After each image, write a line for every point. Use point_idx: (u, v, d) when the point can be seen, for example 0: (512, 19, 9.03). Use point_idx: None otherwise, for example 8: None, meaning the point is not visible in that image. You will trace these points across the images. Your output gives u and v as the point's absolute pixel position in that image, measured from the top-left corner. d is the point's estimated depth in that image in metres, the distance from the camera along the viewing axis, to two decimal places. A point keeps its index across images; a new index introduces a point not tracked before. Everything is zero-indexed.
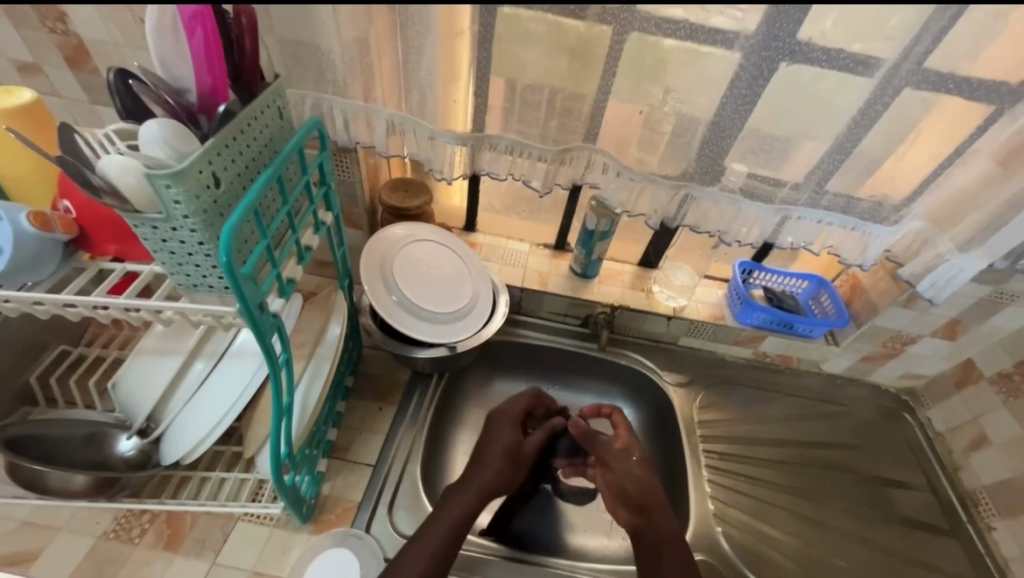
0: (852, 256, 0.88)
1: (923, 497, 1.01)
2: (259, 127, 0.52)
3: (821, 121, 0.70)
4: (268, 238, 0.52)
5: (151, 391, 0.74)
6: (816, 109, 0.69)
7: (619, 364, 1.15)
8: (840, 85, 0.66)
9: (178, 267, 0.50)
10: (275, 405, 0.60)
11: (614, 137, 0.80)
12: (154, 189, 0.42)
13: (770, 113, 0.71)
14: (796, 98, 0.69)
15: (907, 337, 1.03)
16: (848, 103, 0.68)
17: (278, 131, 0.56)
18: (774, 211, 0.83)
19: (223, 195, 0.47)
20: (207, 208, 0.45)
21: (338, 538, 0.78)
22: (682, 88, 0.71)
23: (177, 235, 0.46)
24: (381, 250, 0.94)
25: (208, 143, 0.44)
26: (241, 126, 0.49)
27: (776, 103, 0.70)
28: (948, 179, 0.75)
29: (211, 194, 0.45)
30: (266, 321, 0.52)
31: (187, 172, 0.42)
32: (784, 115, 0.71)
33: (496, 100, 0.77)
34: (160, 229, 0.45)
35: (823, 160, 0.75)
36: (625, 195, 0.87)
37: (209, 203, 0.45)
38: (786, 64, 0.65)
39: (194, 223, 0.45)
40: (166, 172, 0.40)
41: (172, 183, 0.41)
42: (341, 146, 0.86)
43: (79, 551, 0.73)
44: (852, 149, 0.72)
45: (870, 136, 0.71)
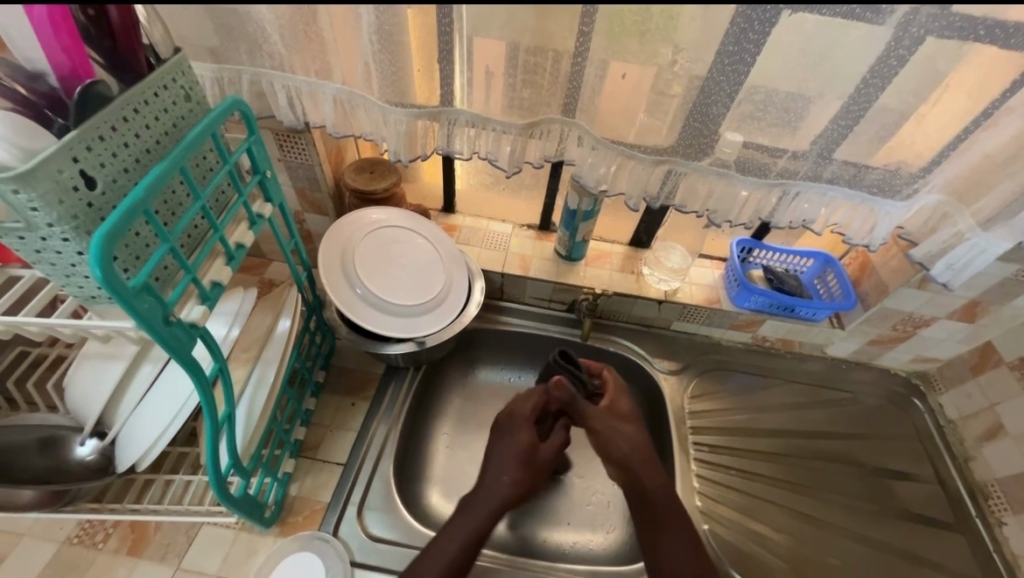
0: (859, 235, 0.78)
1: (929, 489, 0.95)
2: (147, 118, 0.48)
3: (827, 81, 0.60)
4: (169, 241, 0.46)
5: (97, 398, 0.70)
6: (823, 65, 0.59)
7: (607, 351, 1.09)
8: (847, 37, 0.56)
9: (67, 279, 0.50)
10: (210, 420, 0.55)
11: (589, 107, 0.70)
12: (7, 197, 0.41)
13: (768, 72, 0.61)
14: (799, 55, 0.58)
15: (919, 320, 0.95)
16: (860, 60, 0.58)
17: (177, 119, 0.52)
18: (770, 185, 0.73)
19: (100, 198, 0.45)
20: (76, 212, 0.43)
21: (303, 542, 0.76)
22: (694, 45, 0.60)
23: (51, 244, 0.45)
24: (344, 240, 0.88)
25: (63, 140, 0.41)
26: (113, 120, 0.45)
27: (774, 61, 0.60)
28: (974, 145, 0.65)
29: (80, 197, 0.43)
30: (179, 334, 0.48)
31: (36, 171, 0.40)
32: (784, 75, 0.61)
33: (491, 65, 0.66)
34: (29, 239, 0.45)
35: (826, 128, 0.65)
36: (604, 171, 0.78)
37: (78, 205, 0.44)
38: (788, 13, 0.55)
39: (62, 231, 0.44)
40: (7, 176, 0.38)
41: (20, 189, 0.40)
42: (289, 127, 0.78)
43: (44, 556, 0.72)
44: (866, 111, 0.63)
45: (881, 97, 0.61)
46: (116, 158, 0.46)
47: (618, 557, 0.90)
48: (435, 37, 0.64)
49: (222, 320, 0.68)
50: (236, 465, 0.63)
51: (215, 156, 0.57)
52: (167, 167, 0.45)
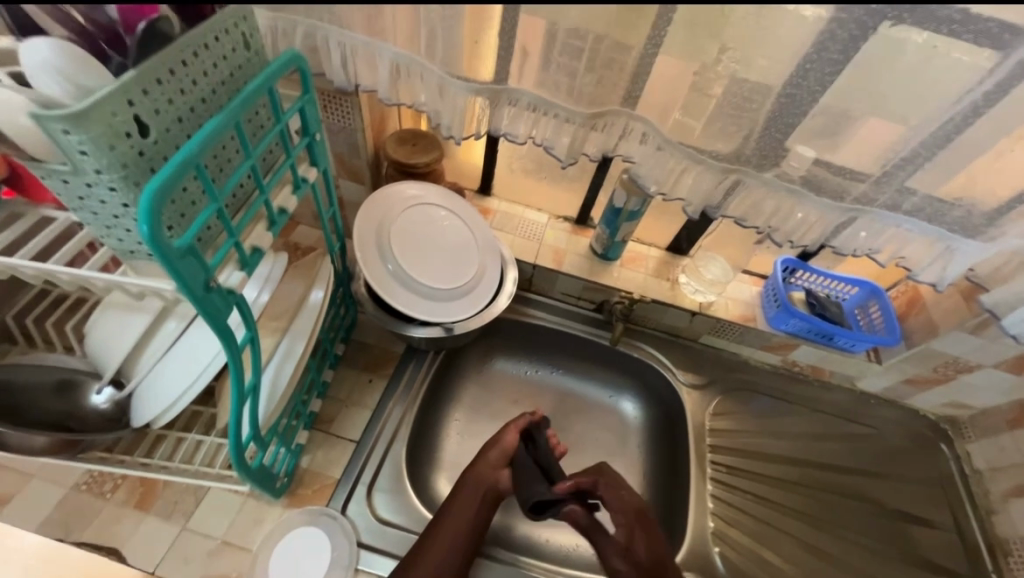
0: (926, 273, 0.74)
1: (946, 538, 0.93)
2: (205, 65, 0.45)
3: (926, 101, 0.56)
4: (218, 201, 0.43)
5: (118, 348, 0.68)
6: (925, 85, 0.55)
7: (631, 357, 1.06)
8: (955, 57, 0.52)
9: (107, 229, 0.48)
10: (236, 389, 0.53)
11: (656, 102, 0.65)
12: (56, 135, 0.38)
13: (864, 87, 0.56)
14: (897, 70, 0.54)
15: (963, 365, 0.90)
16: (959, 84, 0.54)
17: (233, 69, 0.49)
18: (843, 211, 0.69)
19: (151, 147, 0.43)
20: (126, 159, 0.41)
21: (311, 516, 0.75)
22: (787, 46, 0.55)
23: (96, 191, 0.43)
24: (379, 213, 0.84)
25: (118, 80, 0.38)
26: (170, 65, 0.42)
27: (870, 75, 0.55)
28: None
29: (131, 143, 0.41)
30: (217, 301, 0.45)
31: (90, 111, 0.37)
32: (879, 93, 0.57)
33: (525, 44, 0.62)
34: (73, 182, 0.42)
35: (913, 151, 0.61)
36: (663, 173, 0.73)
37: (129, 152, 0.41)
38: (888, 25, 0.51)
39: (109, 178, 0.41)
40: (59, 114, 0.36)
41: (70, 129, 0.37)
42: (339, 88, 0.74)
43: (52, 500, 0.71)
44: (950, 140, 0.59)
45: (976, 125, 0.57)
46: (170, 107, 0.43)
47: None
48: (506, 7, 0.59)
49: (255, 282, 0.66)
50: (255, 435, 0.61)
51: (266, 113, 0.54)
52: (223, 121, 0.42)
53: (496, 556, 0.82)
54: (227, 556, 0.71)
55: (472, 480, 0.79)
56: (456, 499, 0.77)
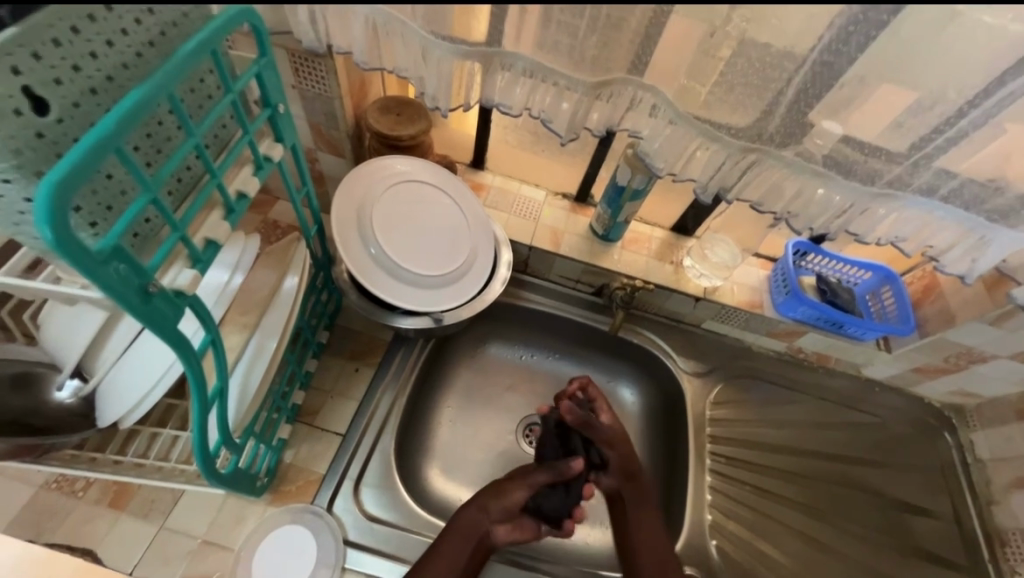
0: (954, 265, 0.68)
1: (945, 528, 0.91)
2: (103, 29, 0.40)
3: (976, 70, 0.50)
4: (153, 190, 0.37)
5: (76, 342, 0.63)
6: (970, 54, 0.49)
7: (631, 343, 1.02)
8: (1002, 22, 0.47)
9: (18, 228, 0.44)
10: (198, 398, 0.48)
11: (668, 67, 0.57)
12: None
13: (906, 50, 0.49)
14: (948, 32, 0.48)
15: (977, 355, 0.86)
16: (1000, 54, 0.49)
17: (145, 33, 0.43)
18: (871, 196, 0.62)
19: (47, 127, 0.38)
20: (18, 142, 0.37)
21: (295, 514, 0.72)
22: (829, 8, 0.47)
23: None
24: (360, 192, 0.77)
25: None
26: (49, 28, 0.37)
27: (915, 37, 0.48)
28: None
29: (18, 122, 0.36)
30: (164, 308, 0.39)
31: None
32: (922, 62, 0.50)
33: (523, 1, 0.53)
34: None
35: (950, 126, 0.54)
36: (676, 152, 0.66)
37: (21, 133, 0.37)
38: None
39: (3, 166, 0.37)
40: None
41: None
42: (308, 49, 0.65)
43: (19, 499, 0.67)
44: (988, 121, 0.53)
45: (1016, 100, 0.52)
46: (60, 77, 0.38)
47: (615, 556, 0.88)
48: None
49: (220, 268, 0.59)
50: (224, 441, 0.57)
51: (210, 83, 0.48)
52: (149, 92, 0.34)
53: (504, 555, 0.80)
54: (207, 555, 0.69)
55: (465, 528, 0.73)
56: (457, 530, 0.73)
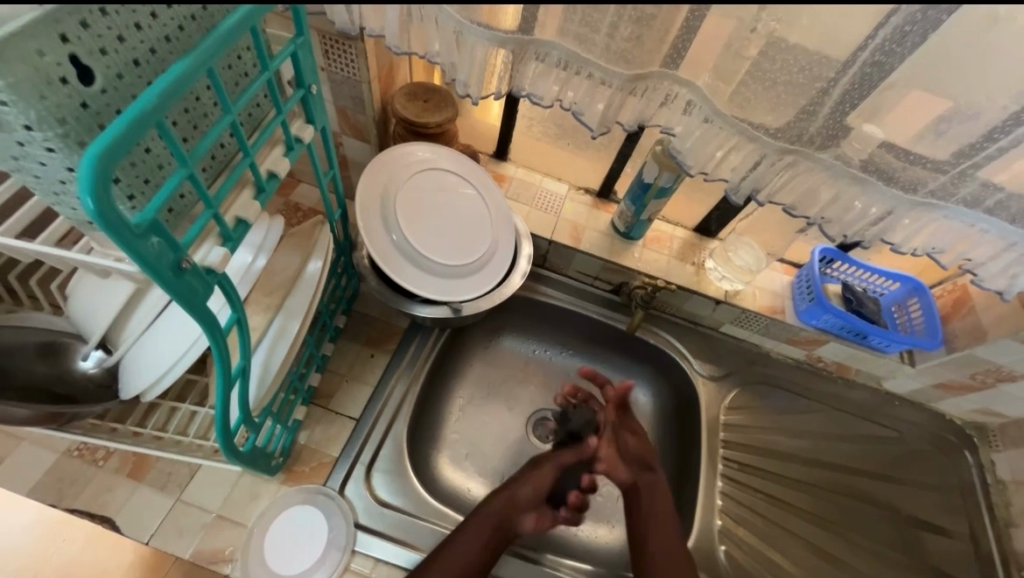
0: (992, 279, 0.66)
1: (961, 549, 0.89)
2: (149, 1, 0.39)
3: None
4: (191, 165, 0.37)
5: (103, 315, 0.64)
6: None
7: (646, 343, 1.01)
8: None
9: (57, 197, 0.44)
10: (222, 375, 0.48)
11: (707, 63, 0.55)
12: None
13: (959, 56, 0.48)
14: (1007, 37, 0.46)
15: (1006, 374, 0.84)
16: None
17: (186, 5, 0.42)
18: (911, 205, 0.60)
19: (92, 99, 0.38)
20: (63, 113, 0.37)
21: (308, 495, 0.73)
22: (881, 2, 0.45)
23: (37, 153, 0.39)
24: (385, 178, 0.77)
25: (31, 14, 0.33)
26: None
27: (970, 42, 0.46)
28: None
29: (66, 94, 0.36)
30: (194, 283, 0.39)
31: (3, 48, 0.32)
32: (976, 69, 0.49)
33: None
34: (11, 143, 0.39)
35: (999, 136, 0.52)
36: (709, 151, 0.64)
37: (65, 102, 0.37)
38: None
39: (46, 136, 0.37)
40: None
41: None
42: (341, 30, 0.64)
43: (43, 465, 0.69)
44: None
45: None
46: (108, 52, 0.38)
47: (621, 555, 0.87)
48: None
49: (247, 248, 0.60)
50: (244, 420, 0.57)
51: (249, 59, 0.47)
52: (191, 66, 0.34)
53: (515, 550, 0.80)
54: (221, 530, 0.70)
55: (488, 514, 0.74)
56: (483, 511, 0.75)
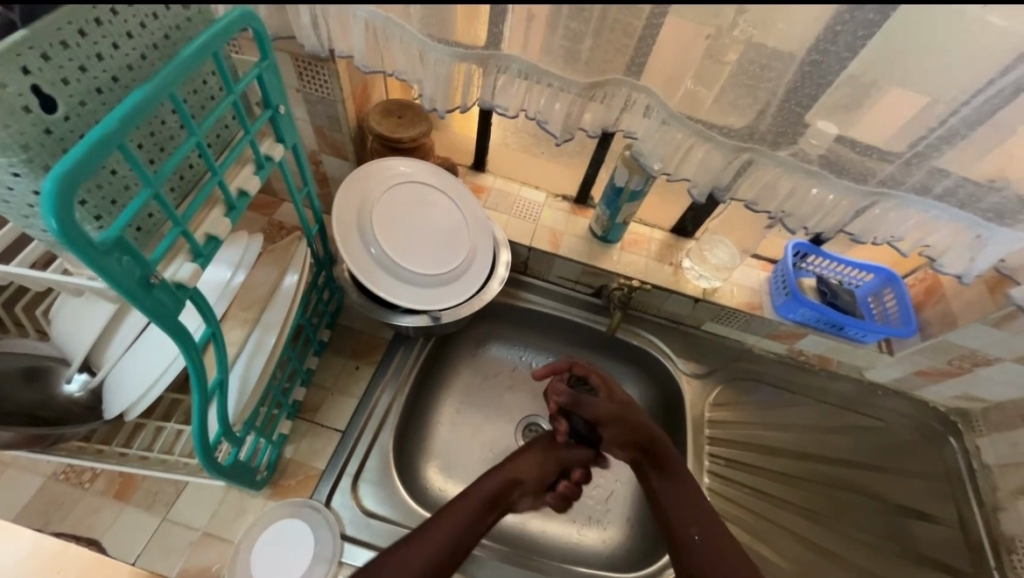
0: (951, 264, 0.68)
1: (950, 535, 0.90)
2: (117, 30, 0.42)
3: (978, 66, 0.49)
4: (155, 185, 0.38)
5: (86, 337, 0.65)
6: (970, 49, 0.48)
7: (630, 344, 1.02)
8: (1005, 19, 0.45)
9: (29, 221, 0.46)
10: (198, 391, 0.49)
11: (660, 70, 0.58)
12: None
13: (901, 55, 0.49)
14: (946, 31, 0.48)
15: (981, 358, 0.85)
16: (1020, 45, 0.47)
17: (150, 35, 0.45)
18: (865, 195, 0.62)
19: (60, 125, 0.40)
20: (29, 139, 0.39)
21: (293, 508, 0.73)
22: (803, 13, 0.48)
23: (4, 179, 0.41)
24: (361, 193, 0.79)
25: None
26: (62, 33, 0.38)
27: (906, 42, 0.48)
28: None
29: (33, 121, 0.38)
30: (164, 299, 0.40)
31: None
32: (920, 59, 0.50)
33: (533, 6, 0.54)
34: None
35: (949, 129, 0.54)
36: (667, 151, 0.67)
37: (30, 130, 0.38)
38: None
39: (11, 162, 0.39)
40: None
41: None
42: (311, 53, 0.66)
43: (29, 490, 0.70)
44: (992, 115, 0.52)
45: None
46: (73, 83, 0.40)
47: (613, 558, 0.87)
48: None
49: (224, 266, 0.62)
50: (224, 433, 0.58)
51: (215, 84, 0.49)
52: (151, 92, 0.36)
53: (493, 551, 0.81)
54: (208, 547, 0.70)
55: (477, 493, 0.76)
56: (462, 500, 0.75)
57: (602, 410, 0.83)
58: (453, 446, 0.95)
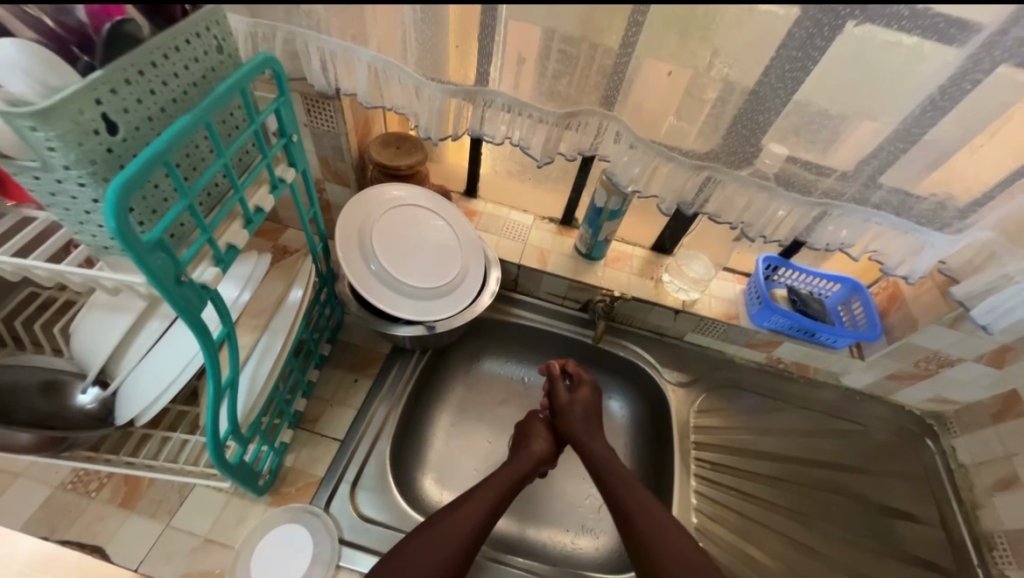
0: (898, 266, 0.75)
1: (933, 534, 0.92)
2: (174, 68, 0.49)
3: (899, 95, 0.56)
4: (189, 197, 0.45)
5: (103, 348, 0.70)
6: (891, 81, 0.55)
7: (616, 355, 1.07)
8: (916, 55, 0.52)
9: (81, 226, 0.51)
10: (213, 387, 0.54)
11: (626, 102, 0.66)
12: (25, 133, 0.41)
13: (834, 86, 0.57)
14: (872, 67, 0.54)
15: (945, 359, 0.91)
16: (931, 78, 0.54)
17: (201, 74, 0.52)
18: (813, 206, 0.70)
19: (121, 144, 0.46)
20: (94, 156, 0.44)
21: (292, 513, 0.76)
22: (741, 54, 0.57)
23: (66, 187, 0.46)
24: (361, 215, 0.85)
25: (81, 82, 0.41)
26: (132, 69, 0.45)
27: (835, 75, 0.56)
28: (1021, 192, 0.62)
29: (100, 141, 0.44)
30: (190, 296, 0.46)
31: (56, 109, 0.40)
32: (850, 89, 0.57)
33: (523, 52, 0.64)
34: (44, 178, 0.46)
35: (881, 149, 0.61)
36: (638, 172, 0.75)
37: (97, 149, 0.44)
38: (854, 23, 0.51)
39: (78, 173, 0.44)
40: (28, 111, 0.39)
41: (39, 126, 0.40)
42: (320, 91, 0.75)
43: (37, 500, 0.72)
44: (913, 136, 0.59)
45: (946, 122, 0.57)
46: (136, 111, 0.46)
47: (606, 563, 0.89)
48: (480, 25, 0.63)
49: (236, 281, 0.68)
50: (233, 431, 0.62)
51: (241, 115, 0.57)
52: (192, 120, 0.43)
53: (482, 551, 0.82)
54: (209, 554, 0.72)
55: (482, 494, 0.78)
56: (469, 505, 0.76)
57: (564, 398, 0.92)
58: (448, 457, 0.98)
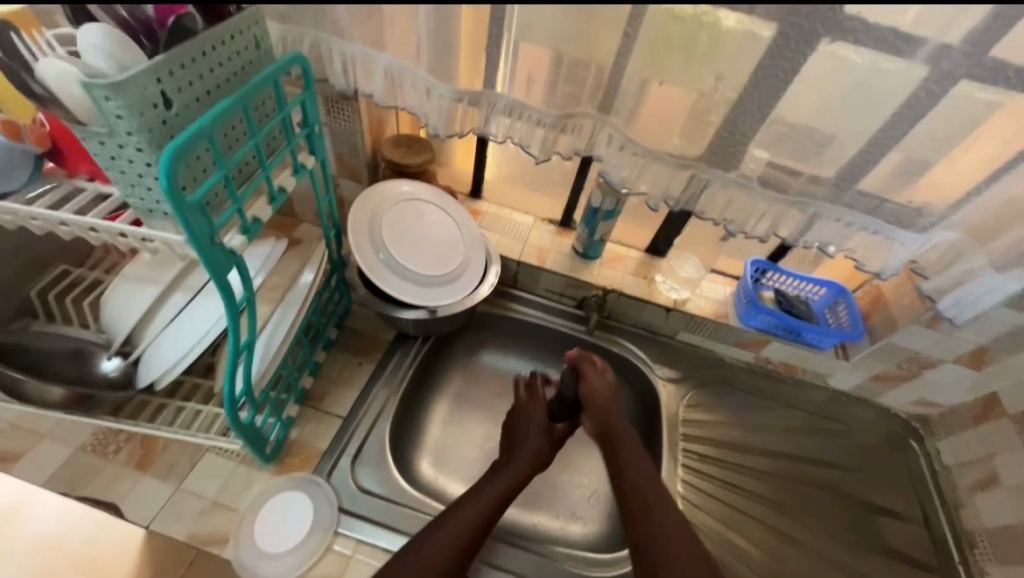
0: (872, 264, 0.80)
1: (915, 531, 0.95)
2: (220, 59, 0.56)
3: (864, 103, 0.62)
4: (225, 169, 0.51)
5: (129, 317, 0.75)
6: (855, 90, 0.61)
7: (608, 351, 1.11)
8: (877, 66, 0.58)
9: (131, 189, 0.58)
10: (232, 345, 0.59)
11: (617, 106, 0.71)
12: (99, 101, 0.48)
13: (810, 98, 0.63)
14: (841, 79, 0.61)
15: (925, 361, 0.94)
16: (889, 87, 0.60)
17: (240, 66, 0.59)
18: (789, 204, 0.75)
19: (173, 118, 0.53)
20: (151, 126, 0.51)
21: (296, 482, 0.81)
22: (719, 64, 0.63)
23: (124, 152, 0.53)
24: (371, 208, 0.92)
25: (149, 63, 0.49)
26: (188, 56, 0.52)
27: (809, 85, 0.62)
28: (980, 195, 0.68)
29: (157, 113, 0.51)
30: (219, 256, 0.52)
31: (126, 83, 0.47)
32: (825, 99, 0.63)
33: (530, 71, 0.71)
34: (107, 143, 0.52)
35: (854, 160, 0.67)
36: (627, 173, 0.80)
37: (154, 120, 0.51)
38: (829, 40, 0.58)
39: (137, 140, 0.51)
40: (105, 83, 0.46)
41: (112, 96, 0.47)
42: (340, 91, 0.82)
43: (58, 459, 0.77)
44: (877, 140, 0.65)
45: (913, 130, 0.63)
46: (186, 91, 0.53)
47: (594, 547, 0.92)
48: (489, 38, 0.70)
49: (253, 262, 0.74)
50: (246, 393, 0.68)
51: (272, 104, 0.63)
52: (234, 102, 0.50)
53: None
54: (217, 515, 0.76)
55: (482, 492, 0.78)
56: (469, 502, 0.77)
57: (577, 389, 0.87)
58: (445, 442, 1.02)
